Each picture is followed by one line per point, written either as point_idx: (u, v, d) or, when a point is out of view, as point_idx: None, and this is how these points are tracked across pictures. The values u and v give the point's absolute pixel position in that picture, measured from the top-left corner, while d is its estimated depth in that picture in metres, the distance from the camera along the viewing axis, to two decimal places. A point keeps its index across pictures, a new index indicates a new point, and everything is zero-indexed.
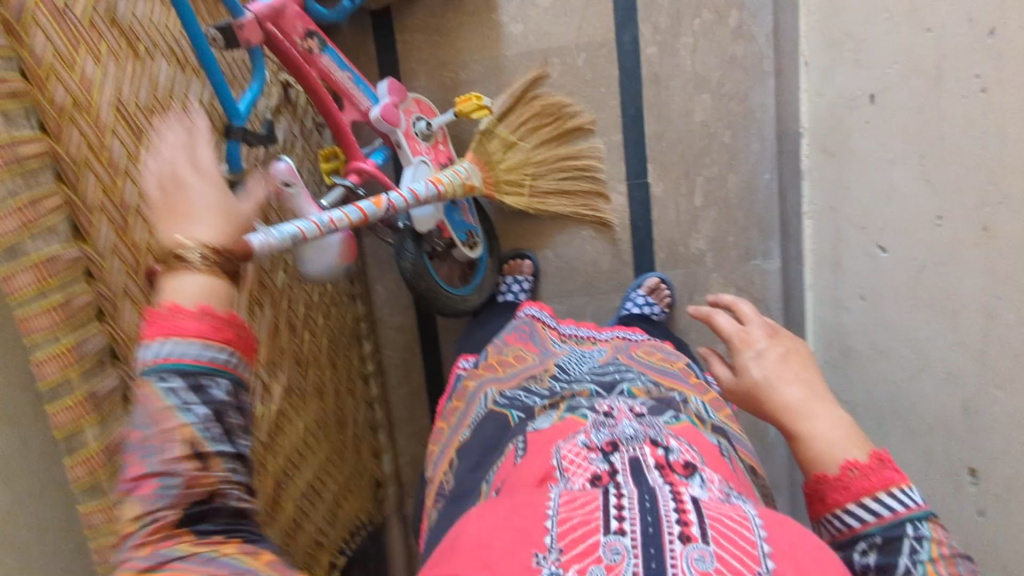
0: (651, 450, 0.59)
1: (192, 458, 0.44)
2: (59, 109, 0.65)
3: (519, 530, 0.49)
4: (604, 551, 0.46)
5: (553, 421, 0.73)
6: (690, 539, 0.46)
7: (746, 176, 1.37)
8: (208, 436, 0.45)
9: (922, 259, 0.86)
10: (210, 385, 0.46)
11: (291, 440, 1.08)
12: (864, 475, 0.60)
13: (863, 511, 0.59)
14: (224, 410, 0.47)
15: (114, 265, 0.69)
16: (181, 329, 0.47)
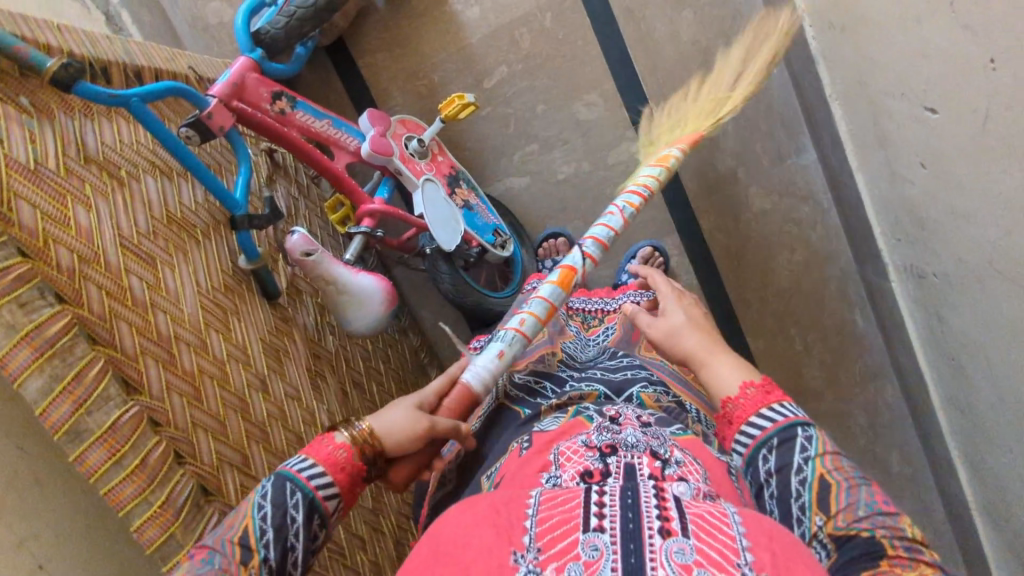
0: (648, 461, 0.61)
1: (238, 552, 0.53)
2: (67, 272, 0.63)
3: (500, 532, 0.51)
4: (583, 548, 0.49)
5: (559, 421, 0.75)
6: (670, 533, 0.49)
7: (755, 78, 1.29)
8: (262, 536, 0.54)
9: (984, 107, 0.78)
10: (290, 491, 0.56)
11: (396, 495, 1.07)
12: (758, 392, 0.67)
13: (761, 422, 0.65)
14: (287, 520, 0.55)
15: (174, 404, 0.67)
16: (320, 450, 0.59)
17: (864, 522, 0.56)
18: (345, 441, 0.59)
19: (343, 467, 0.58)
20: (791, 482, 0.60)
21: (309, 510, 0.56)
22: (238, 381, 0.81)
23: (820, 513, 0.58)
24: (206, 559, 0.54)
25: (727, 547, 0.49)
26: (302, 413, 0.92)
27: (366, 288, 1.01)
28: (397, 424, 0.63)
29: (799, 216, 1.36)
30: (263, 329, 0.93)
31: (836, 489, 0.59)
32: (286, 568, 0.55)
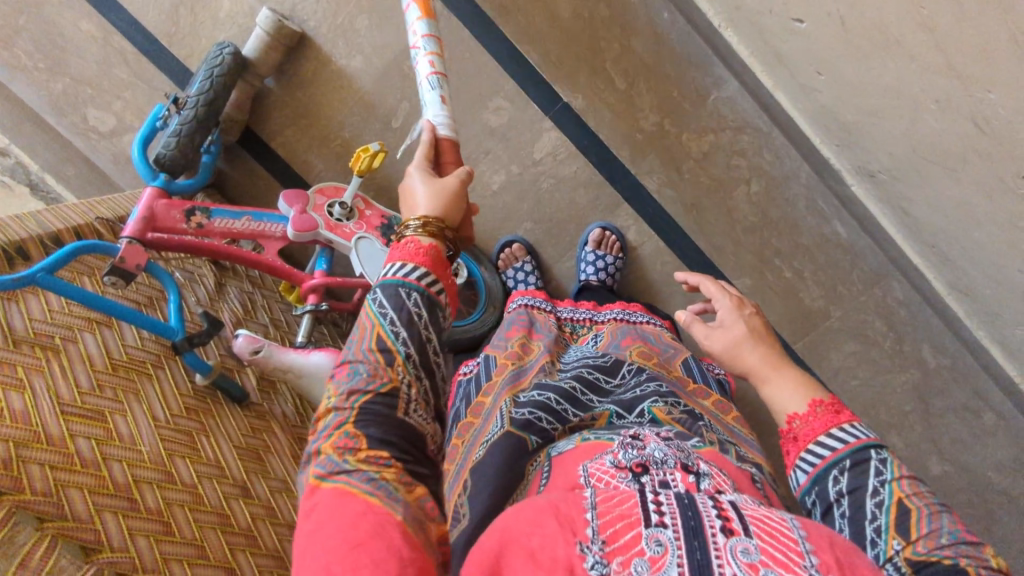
0: (682, 477, 0.50)
1: (380, 364, 0.52)
2: (4, 462, 0.67)
3: (561, 520, 0.40)
4: (647, 543, 0.40)
5: (577, 442, 0.64)
6: (732, 532, 0.40)
7: (647, 31, 1.26)
8: (392, 344, 0.52)
9: (837, 10, 0.78)
10: (405, 302, 0.54)
11: None
12: (828, 411, 0.63)
13: (830, 442, 0.61)
14: (413, 322, 0.53)
15: (141, 546, 0.72)
16: (410, 251, 0.57)
17: (947, 550, 0.50)
18: (424, 237, 0.58)
19: (420, 251, 0.57)
20: (866, 504, 0.56)
21: (427, 302, 0.55)
22: (212, 499, 0.84)
23: (899, 537, 0.52)
24: (353, 373, 0.52)
25: (790, 548, 0.39)
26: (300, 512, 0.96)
27: (319, 365, 1.03)
28: (436, 199, 0.63)
29: (742, 147, 1.30)
30: (236, 435, 0.97)
31: (917, 514, 0.53)
32: (423, 362, 0.54)
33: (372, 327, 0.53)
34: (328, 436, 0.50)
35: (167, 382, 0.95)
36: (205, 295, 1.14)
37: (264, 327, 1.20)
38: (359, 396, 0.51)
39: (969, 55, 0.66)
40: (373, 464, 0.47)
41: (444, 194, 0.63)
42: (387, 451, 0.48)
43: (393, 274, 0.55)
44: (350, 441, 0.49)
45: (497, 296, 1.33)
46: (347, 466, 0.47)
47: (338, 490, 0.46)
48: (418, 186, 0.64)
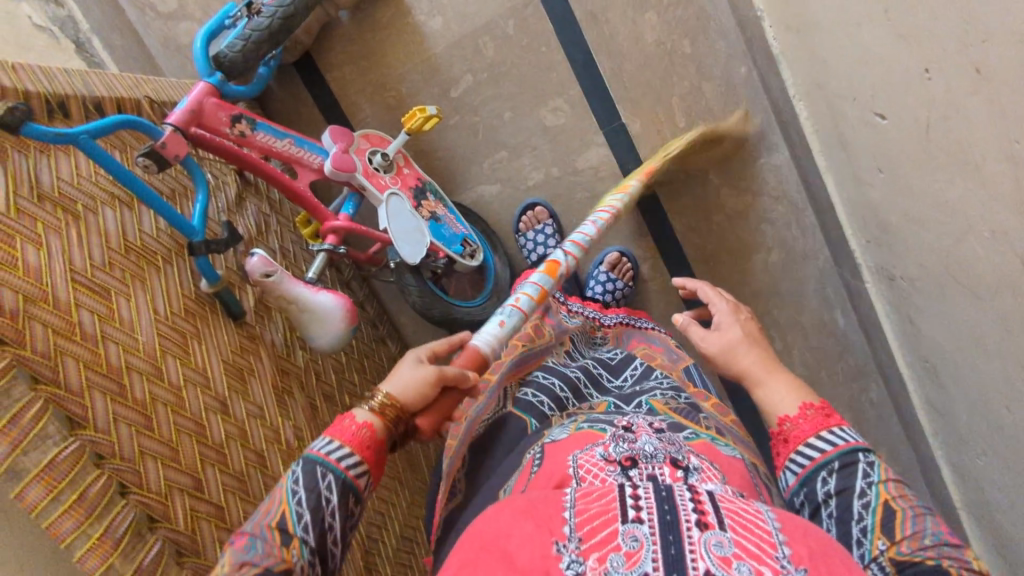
0: (670, 471, 0.53)
1: (280, 532, 0.54)
2: (11, 313, 0.65)
3: (540, 522, 0.46)
4: (623, 538, 0.44)
5: (570, 431, 0.66)
6: (707, 526, 0.44)
7: (721, 79, 1.28)
8: (298, 520, 0.55)
9: (927, 117, 0.75)
10: (324, 477, 0.57)
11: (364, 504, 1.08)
12: (817, 414, 0.66)
13: (820, 443, 0.63)
14: (323, 502, 0.56)
15: (123, 433, 0.70)
16: (346, 430, 0.60)
17: (929, 551, 0.52)
18: (366, 418, 0.61)
19: (362, 434, 0.60)
20: (853, 505, 0.58)
21: (342, 487, 0.57)
22: (194, 405, 0.83)
23: (883, 539, 0.55)
24: (248, 545, 0.54)
25: (764, 540, 0.44)
26: (271, 435, 0.95)
27: (325, 305, 1.02)
28: (409, 386, 0.64)
29: (773, 215, 1.34)
30: (226, 350, 0.95)
31: (902, 515, 0.56)
32: (326, 546, 0.56)
33: (271, 501, 0.56)
34: None
35: (173, 281, 0.93)
36: (225, 204, 1.12)
37: (273, 252, 1.18)
38: (248, 571, 0.51)
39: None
40: None
41: (419, 379, 0.64)
42: None
43: (324, 446, 0.58)
44: None
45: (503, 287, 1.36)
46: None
47: None
48: (399, 370, 0.66)
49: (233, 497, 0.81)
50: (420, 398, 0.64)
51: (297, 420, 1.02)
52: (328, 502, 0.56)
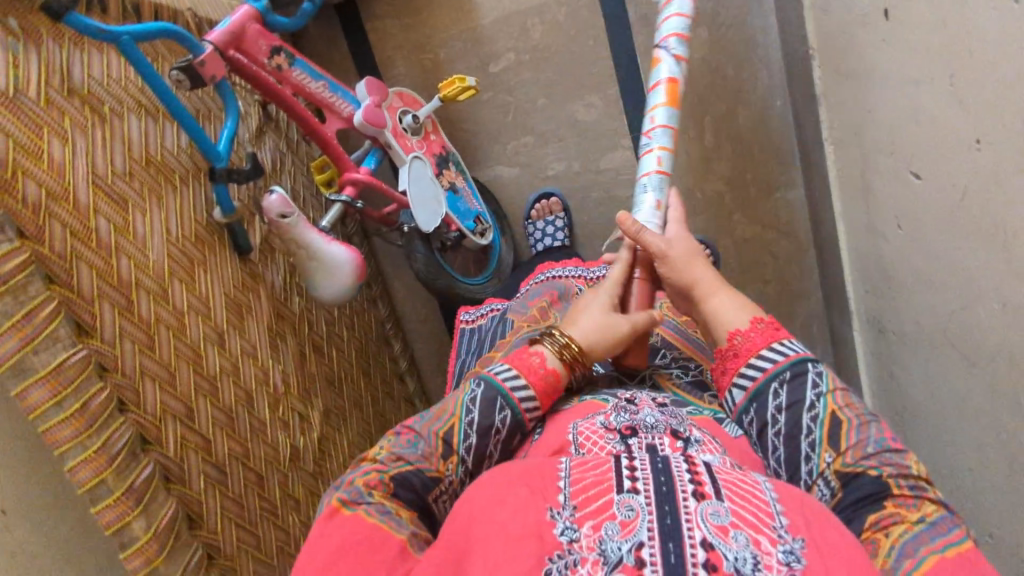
0: (670, 442, 0.54)
1: (442, 445, 0.58)
2: (32, 206, 0.63)
3: (533, 492, 0.45)
4: (618, 508, 0.42)
5: (573, 403, 0.65)
6: (703, 496, 0.42)
7: (756, 108, 1.29)
8: (465, 436, 0.58)
9: (964, 185, 0.78)
10: (502, 409, 0.59)
11: (338, 460, 1.09)
12: (768, 328, 0.62)
13: (771, 355, 0.60)
14: (493, 431, 0.59)
15: (126, 350, 0.69)
16: (533, 371, 0.62)
17: (871, 460, 0.52)
18: (554, 366, 0.63)
19: (546, 387, 0.62)
20: (802, 419, 0.57)
21: (514, 424, 0.60)
22: (194, 333, 0.81)
23: (830, 450, 0.55)
24: (411, 442, 0.58)
25: (761, 510, 0.42)
26: (256, 371, 0.92)
27: (336, 256, 1.01)
28: (595, 330, 0.66)
29: (776, 249, 1.37)
30: (228, 284, 0.92)
31: (847, 426, 0.55)
32: (475, 468, 0.59)
33: (451, 404, 0.60)
34: (360, 476, 0.54)
35: (190, 205, 0.89)
36: (249, 136, 1.08)
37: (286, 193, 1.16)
38: (402, 462, 0.56)
39: None
40: (391, 502, 0.52)
41: (609, 330, 0.66)
42: (404, 503, 0.54)
43: (512, 380, 0.61)
44: (376, 483, 0.53)
45: (506, 268, 1.35)
46: (369, 499, 0.52)
47: (347, 517, 0.50)
48: (594, 306, 0.68)
49: (220, 432, 0.79)
50: (608, 347, 0.66)
51: (285, 367, 1.00)
52: (496, 430, 0.59)
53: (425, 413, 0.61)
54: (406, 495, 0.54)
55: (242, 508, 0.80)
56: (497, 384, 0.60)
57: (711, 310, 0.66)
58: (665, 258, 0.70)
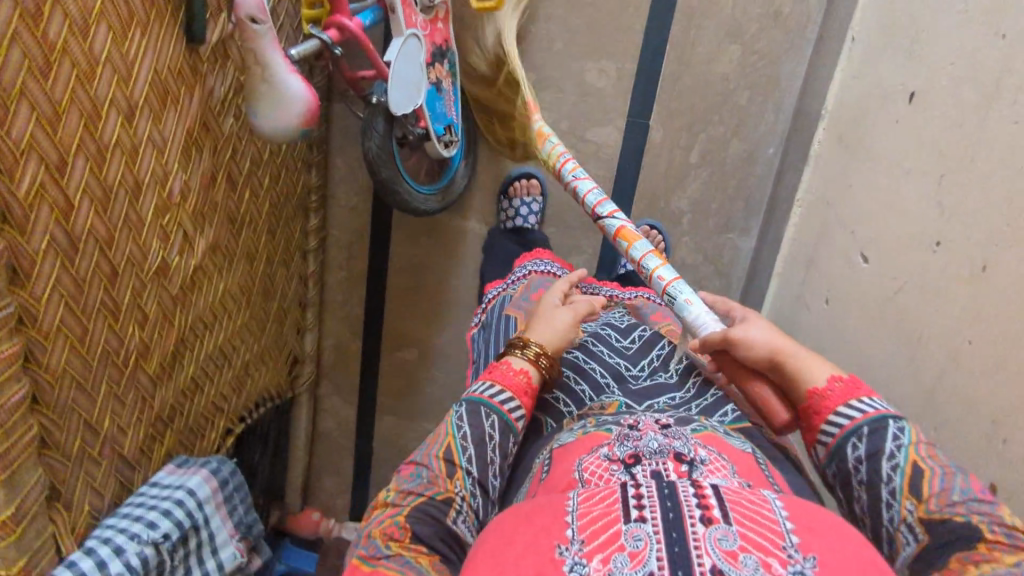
0: (675, 466, 0.58)
1: (444, 464, 0.66)
2: None
3: (540, 529, 0.49)
4: (626, 539, 0.47)
5: (577, 435, 0.71)
6: (711, 521, 0.47)
7: (749, 146, 1.28)
8: (461, 458, 0.67)
9: (902, 281, 0.80)
10: (484, 416, 0.70)
11: (205, 299, 1.00)
12: (845, 385, 0.65)
13: (851, 411, 0.63)
14: (484, 454, 0.68)
15: (14, 58, 0.58)
16: (501, 376, 0.75)
17: (958, 508, 0.55)
18: (523, 368, 0.76)
19: (509, 381, 0.74)
20: (882, 467, 0.60)
21: (502, 428, 0.71)
22: (102, 88, 0.69)
23: (911, 499, 0.58)
24: (414, 474, 0.66)
25: (771, 531, 0.47)
26: (155, 166, 0.82)
27: (292, 90, 0.90)
28: (550, 330, 0.82)
29: (706, 285, 1.39)
30: (163, 62, 0.80)
31: (929, 474, 0.58)
32: (484, 474, 0.68)
33: (442, 432, 0.70)
34: (379, 517, 0.62)
35: None
36: None
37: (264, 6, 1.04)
38: (414, 494, 0.63)
39: (933, 399, 0.71)
40: (411, 549, 0.58)
41: (559, 326, 0.83)
42: (424, 546, 0.59)
43: (486, 390, 0.73)
44: (394, 532, 0.59)
45: (453, 192, 1.30)
46: (386, 553, 0.58)
47: (370, 573, 0.56)
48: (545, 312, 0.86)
49: (88, 204, 0.69)
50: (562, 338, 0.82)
51: (190, 179, 0.90)
52: (485, 454, 0.68)
53: (423, 444, 0.70)
54: (425, 530, 0.61)
55: (81, 292, 0.71)
56: (470, 397, 0.72)
57: (797, 370, 0.68)
58: (744, 342, 0.69)
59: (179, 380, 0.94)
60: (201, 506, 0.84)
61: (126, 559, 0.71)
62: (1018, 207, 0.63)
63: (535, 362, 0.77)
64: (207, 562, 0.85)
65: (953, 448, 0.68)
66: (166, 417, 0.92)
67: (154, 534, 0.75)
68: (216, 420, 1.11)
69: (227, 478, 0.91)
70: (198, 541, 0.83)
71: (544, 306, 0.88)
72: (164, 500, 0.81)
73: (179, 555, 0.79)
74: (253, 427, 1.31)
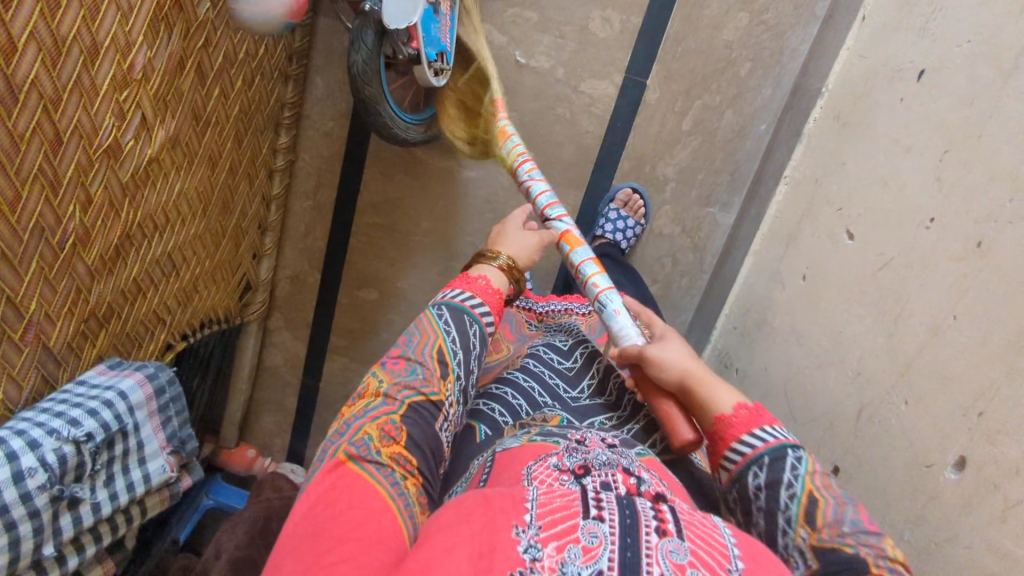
0: (623, 478, 0.55)
1: (435, 361, 0.71)
2: None
3: (497, 513, 0.47)
4: (582, 533, 0.46)
5: (523, 442, 0.68)
6: (665, 534, 0.47)
7: (743, 120, 1.26)
8: (450, 358, 0.72)
9: (890, 256, 0.78)
10: (469, 324, 0.75)
11: (159, 195, 0.91)
12: (750, 413, 0.63)
13: (752, 440, 0.61)
14: (469, 348, 0.74)
15: None
16: (475, 284, 0.81)
17: (847, 539, 0.54)
18: (494, 280, 0.83)
19: (484, 292, 0.80)
20: (781, 495, 0.58)
21: (481, 338, 0.77)
22: None
23: (805, 527, 0.56)
24: (407, 370, 0.70)
25: (719, 553, 0.47)
26: (117, 31, 0.73)
27: None
28: (518, 248, 0.90)
29: (679, 258, 1.37)
30: None
31: (821, 505, 0.57)
32: (466, 381, 0.74)
33: (431, 328, 0.74)
34: (370, 412, 0.66)
35: None
36: None
37: None
38: (412, 384, 0.68)
39: (907, 372, 0.70)
40: (398, 464, 0.62)
41: (524, 244, 0.91)
42: (405, 463, 0.63)
43: (461, 295, 0.78)
44: (386, 436, 0.63)
45: (437, 127, 1.23)
46: (376, 458, 0.61)
47: (356, 473, 0.58)
48: (509, 227, 0.94)
49: (34, 52, 0.62)
50: (527, 256, 0.91)
51: (155, 56, 0.81)
52: (469, 351, 0.74)
53: (411, 331, 0.75)
54: (415, 430, 0.66)
55: (16, 151, 0.63)
56: (451, 301, 0.77)
57: (704, 396, 0.66)
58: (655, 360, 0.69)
59: (118, 278, 0.86)
60: (131, 411, 0.78)
61: (40, 455, 0.64)
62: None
63: (505, 269, 0.85)
64: (132, 472, 0.78)
65: (922, 420, 0.67)
66: (102, 316, 0.84)
67: (76, 432, 0.68)
68: (156, 331, 1.03)
69: (164, 386, 0.84)
70: (125, 448, 0.77)
71: (511, 222, 0.95)
72: (91, 399, 0.74)
73: (102, 459, 0.73)
74: (195, 349, 1.23)
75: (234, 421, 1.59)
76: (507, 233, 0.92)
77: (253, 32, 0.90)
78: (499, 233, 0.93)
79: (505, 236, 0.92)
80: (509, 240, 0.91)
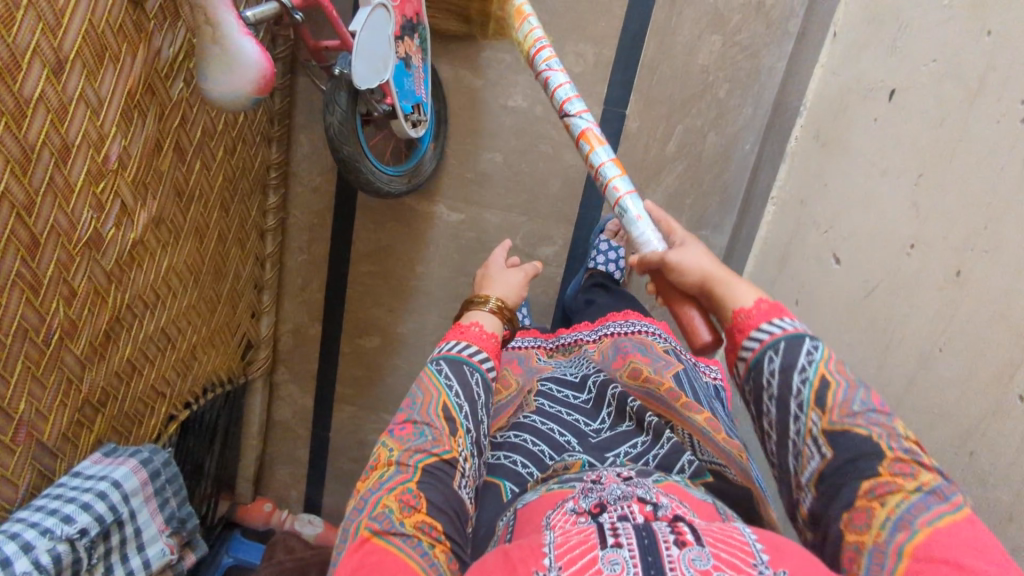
0: (639, 508, 0.53)
1: (443, 418, 0.71)
2: None
3: (516, 561, 0.47)
4: (603, 563, 0.45)
5: (543, 493, 0.67)
6: (685, 544, 0.46)
7: (726, 140, 1.26)
8: (458, 410, 0.72)
9: (875, 283, 0.77)
10: (469, 374, 0.75)
11: (146, 275, 0.93)
12: (771, 306, 0.57)
13: (769, 328, 0.55)
14: (476, 393, 0.74)
15: None
16: (469, 332, 0.80)
17: (859, 420, 0.51)
18: (489, 327, 0.83)
19: (478, 337, 0.79)
20: (793, 381, 0.53)
21: (485, 385, 0.76)
22: (19, 40, 0.63)
23: (815, 410, 0.52)
24: (417, 435, 0.70)
25: (742, 550, 0.46)
26: (87, 128, 0.75)
27: (245, 54, 0.84)
28: (506, 289, 0.89)
29: None
30: (97, 13, 0.72)
31: (832, 386, 0.52)
32: (478, 432, 0.73)
33: (433, 385, 0.74)
34: (385, 488, 0.65)
35: None
36: None
37: None
38: (425, 448, 0.68)
39: (901, 404, 0.69)
40: (425, 534, 0.61)
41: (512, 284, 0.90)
42: (434, 530, 0.62)
43: (455, 347, 0.78)
44: (406, 505, 0.63)
45: (420, 175, 1.24)
46: (402, 531, 0.60)
47: (383, 550, 0.59)
48: (493, 270, 0.93)
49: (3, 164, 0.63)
50: (516, 295, 0.90)
51: (129, 145, 0.82)
52: (477, 398, 0.74)
53: (415, 391, 0.75)
54: (434, 494, 0.65)
55: None
56: (446, 352, 0.77)
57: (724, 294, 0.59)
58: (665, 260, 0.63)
59: (109, 362, 0.87)
60: (126, 498, 0.79)
61: (35, 557, 0.65)
62: (999, 209, 0.60)
63: (500, 312, 0.85)
64: (132, 559, 0.79)
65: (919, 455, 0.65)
66: (97, 402, 0.85)
67: (69, 529, 0.69)
68: (156, 406, 1.04)
69: (159, 469, 0.85)
70: (122, 537, 0.78)
71: (493, 265, 0.95)
72: (86, 492, 0.75)
73: (97, 552, 0.74)
74: (201, 414, 1.24)
75: (248, 477, 1.59)
76: (492, 276, 0.92)
77: (225, 109, 0.91)
78: (484, 278, 0.92)
79: (490, 279, 0.92)
80: (496, 282, 0.91)
